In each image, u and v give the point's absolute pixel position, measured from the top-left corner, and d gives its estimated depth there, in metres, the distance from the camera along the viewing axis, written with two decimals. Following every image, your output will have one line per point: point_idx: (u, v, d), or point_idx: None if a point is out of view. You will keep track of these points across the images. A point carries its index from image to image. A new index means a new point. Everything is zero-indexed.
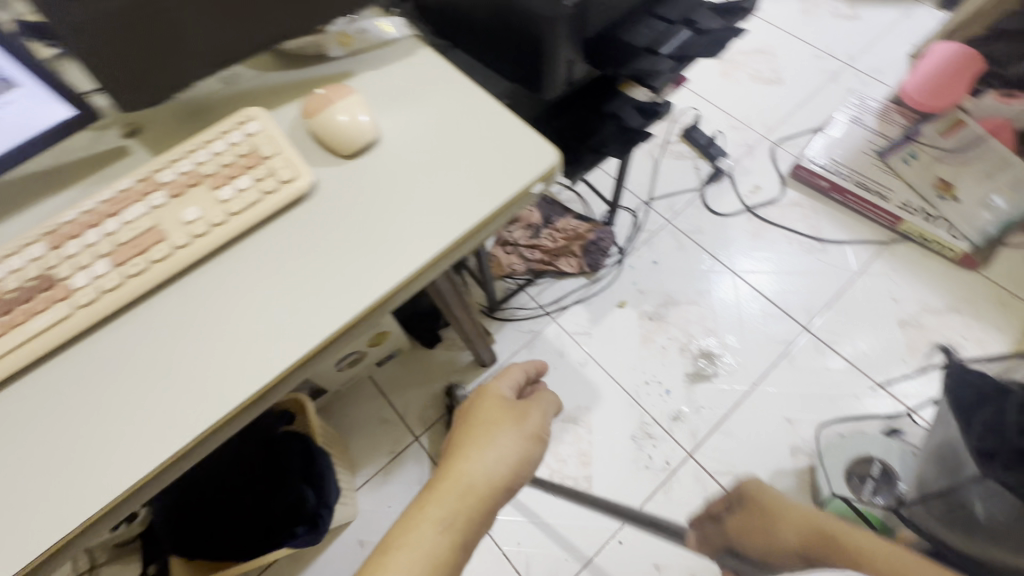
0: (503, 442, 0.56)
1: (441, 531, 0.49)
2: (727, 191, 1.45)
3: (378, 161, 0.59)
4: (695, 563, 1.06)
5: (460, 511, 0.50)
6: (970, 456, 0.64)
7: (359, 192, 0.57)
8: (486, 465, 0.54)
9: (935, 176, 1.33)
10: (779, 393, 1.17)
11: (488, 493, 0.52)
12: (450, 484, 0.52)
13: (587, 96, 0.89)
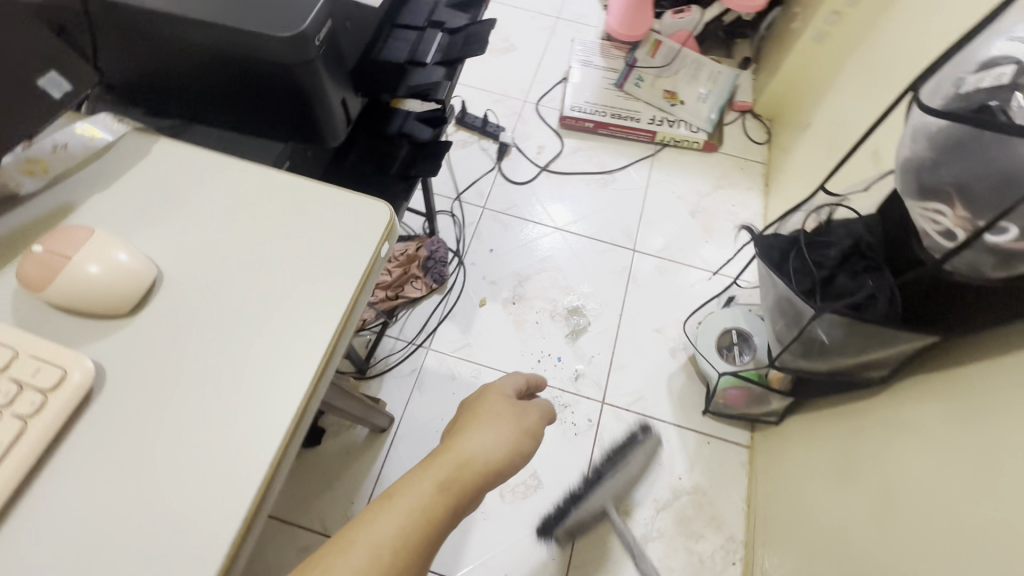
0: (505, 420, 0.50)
1: (430, 499, 0.41)
2: (519, 160, 1.52)
3: (174, 301, 0.46)
4: (655, 489, 1.12)
5: (456, 482, 0.43)
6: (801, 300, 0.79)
7: (171, 349, 0.44)
8: (488, 443, 0.47)
9: (661, 90, 1.60)
10: (641, 313, 1.32)
11: (486, 472, 0.46)
12: (449, 453, 0.45)
13: (369, 127, 0.84)
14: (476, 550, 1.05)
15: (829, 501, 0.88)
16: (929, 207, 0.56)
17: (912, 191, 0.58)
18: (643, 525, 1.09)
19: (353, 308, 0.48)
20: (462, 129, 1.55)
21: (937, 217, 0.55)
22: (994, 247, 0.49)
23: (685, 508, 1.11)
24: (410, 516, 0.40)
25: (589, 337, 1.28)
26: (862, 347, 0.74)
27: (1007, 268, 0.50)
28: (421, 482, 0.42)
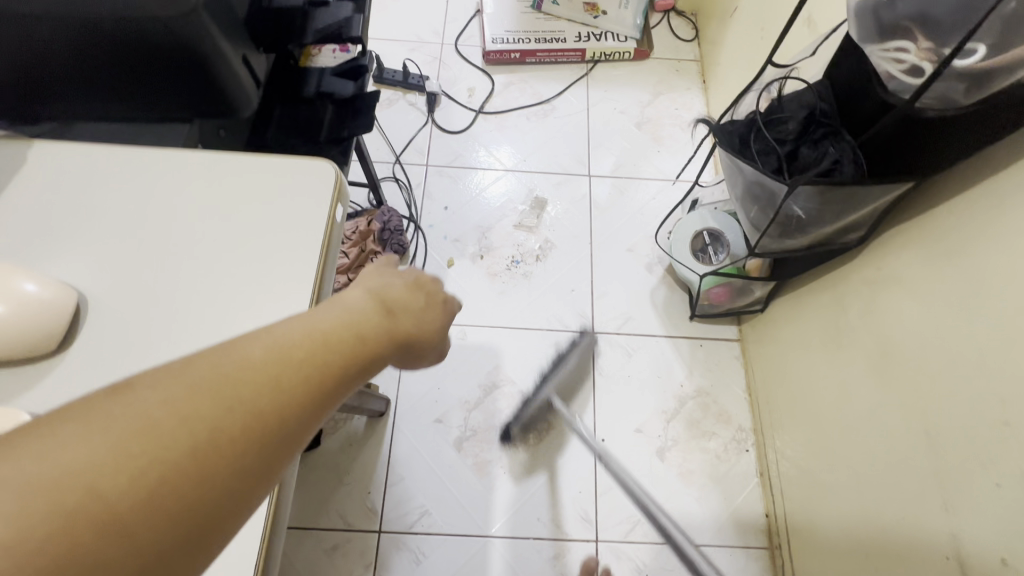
0: (433, 307, 0.40)
1: (349, 340, 0.31)
2: (452, 108, 1.43)
3: (110, 322, 0.39)
4: (661, 401, 1.14)
5: (378, 339, 0.33)
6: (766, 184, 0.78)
7: (124, 376, 0.38)
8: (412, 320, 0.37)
9: (580, 3, 1.51)
10: (610, 236, 1.29)
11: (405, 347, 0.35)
12: (370, 306, 0.34)
13: (281, 95, 0.75)
14: (505, 503, 1.05)
15: (829, 365, 0.91)
16: (888, 48, 0.53)
17: (866, 37, 0.55)
18: (657, 438, 1.11)
19: (323, 283, 0.42)
20: (383, 87, 1.44)
21: (899, 56, 0.53)
22: (963, 71, 0.48)
23: (692, 412, 1.14)
24: (324, 345, 0.30)
25: (564, 272, 1.25)
26: (839, 212, 0.73)
27: (979, 90, 0.49)
28: (338, 323, 0.31)
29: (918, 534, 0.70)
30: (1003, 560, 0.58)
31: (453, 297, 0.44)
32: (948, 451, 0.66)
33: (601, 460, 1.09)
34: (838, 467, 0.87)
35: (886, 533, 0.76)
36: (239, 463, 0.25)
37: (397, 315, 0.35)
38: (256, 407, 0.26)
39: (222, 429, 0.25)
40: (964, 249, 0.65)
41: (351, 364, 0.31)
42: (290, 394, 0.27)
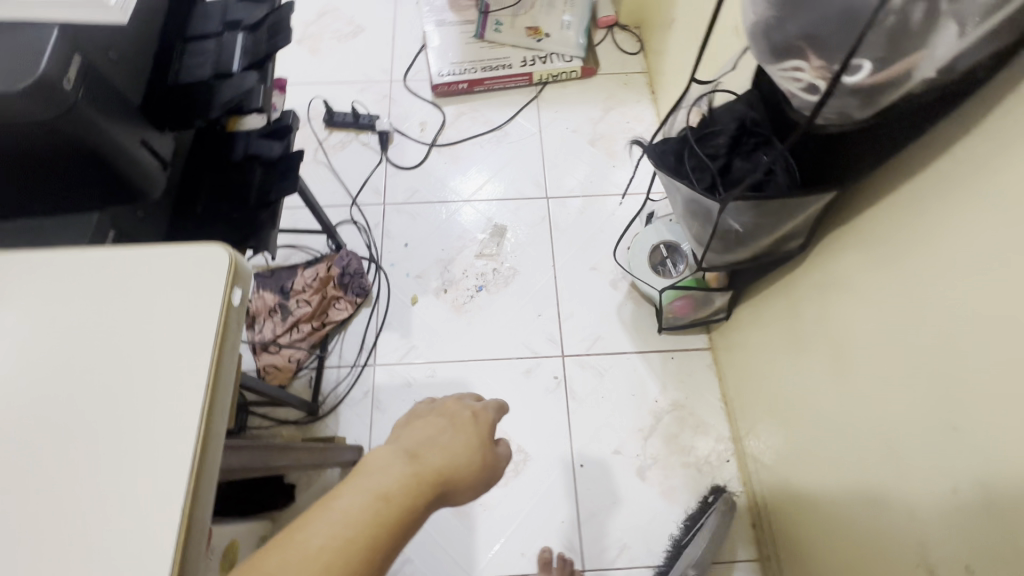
0: (456, 451, 0.46)
1: (369, 519, 0.38)
2: (405, 144, 1.43)
3: (11, 432, 0.40)
4: (637, 421, 1.13)
5: (400, 500, 0.40)
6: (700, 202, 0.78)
7: (42, 488, 0.38)
8: (437, 467, 0.44)
9: (522, 28, 1.53)
10: (572, 256, 1.29)
11: (428, 500, 0.41)
12: (393, 467, 0.41)
13: (206, 161, 0.74)
14: (486, 540, 1.03)
15: (798, 380, 0.88)
16: (785, 67, 0.54)
17: (764, 54, 0.55)
18: (637, 458, 1.10)
19: (223, 366, 0.43)
20: (335, 130, 1.44)
21: (797, 75, 0.53)
22: (854, 87, 0.48)
23: (669, 426, 1.12)
24: (348, 536, 0.36)
25: (530, 297, 1.25)
26: (776, 221, 0.73)
27: (874, 104, 0.50)
28: (362, 500, 0.38)
29: (892, 552, 0.68)
30: (967, 567, 0.57)
31: (481, 416, 0.51)
32: (908, 465, 0.65)
33: (581, 486, 1.07)
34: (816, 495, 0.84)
35: (863, 551, 0.74)
36: None
37: (419, 473, 0.42)
38: None
39: None
40: (903, 253, 0.64)
41: (375, 537, 0.37)
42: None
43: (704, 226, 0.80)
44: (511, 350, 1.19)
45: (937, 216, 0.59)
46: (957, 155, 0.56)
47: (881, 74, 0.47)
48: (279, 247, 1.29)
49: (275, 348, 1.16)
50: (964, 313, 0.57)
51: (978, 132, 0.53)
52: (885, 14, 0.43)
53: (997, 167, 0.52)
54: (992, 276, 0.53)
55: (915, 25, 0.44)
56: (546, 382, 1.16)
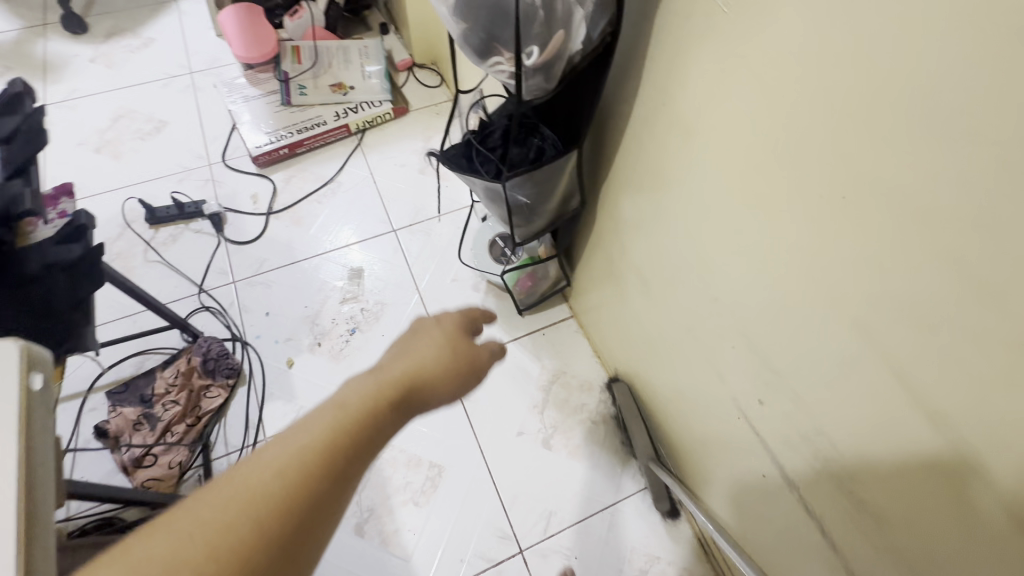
0: (420, 356, 0.51)
1: (328, 424, 0.41)
2: (240, 219, 1.44)
3: None
4: (530, 398, 1.22)
5: (363, 404, 0.44)
6: (489, 193, 0.90)
7: None
8: (398, 374, 0.49)
9: (327, 86, 1.61)
10: (432, 274, 1.37)
11: (393, 397, 0.46)
12: (356, 384, 0.46)
13: None
14: (424, 559, 1.05)
15: (634, 315, 1.03)
16: (492, 63, 0.67)
17: (473, 57, 0.68)
18: (539, 432, 1.18)
19: (31, 422, 0.44)
20: (161, 226, 1.40)
21: (500, 67, 0.66)
22: (534, 67, 0.64)
23: (559, 394, 1.23)
24: (312, 439, 0.40)
25: (403, 325, 1.30)
26: (547, 186, 0.89)
27: (556, 79, 0.67)
28: (324, 411, 0.43)
29: (724, 418, 0.84)
30: (761, 401, 0.73)
31: (444, 321, 0.56)
32: (713, 343, 0.80)
33: (500, 473, 1.14)
34: (675, 402, 0.99)
35: (713, 431, 0.89)
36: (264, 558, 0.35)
37: (382, 384, 0.47)
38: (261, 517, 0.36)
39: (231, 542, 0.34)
40: (652, 186, 0.82)
41: (339, 435, 0.41)
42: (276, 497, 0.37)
43: (500, 210, 0.92)
44: None
45: (658, 147, 0.77)
46: (652, 96, 0.74)
47: (548, 54, 0.64)
48: (128, 356, 1.22)
49: (151, 461, 1.08)
50: (700, 212, 0.73)
51: (658, 77, 0.72)
52: (533, 7, 0.61)
53: (678, 98, 0.69)
54: (696, 180, 0.71)
55: (557, 12, 0.62)
56: None
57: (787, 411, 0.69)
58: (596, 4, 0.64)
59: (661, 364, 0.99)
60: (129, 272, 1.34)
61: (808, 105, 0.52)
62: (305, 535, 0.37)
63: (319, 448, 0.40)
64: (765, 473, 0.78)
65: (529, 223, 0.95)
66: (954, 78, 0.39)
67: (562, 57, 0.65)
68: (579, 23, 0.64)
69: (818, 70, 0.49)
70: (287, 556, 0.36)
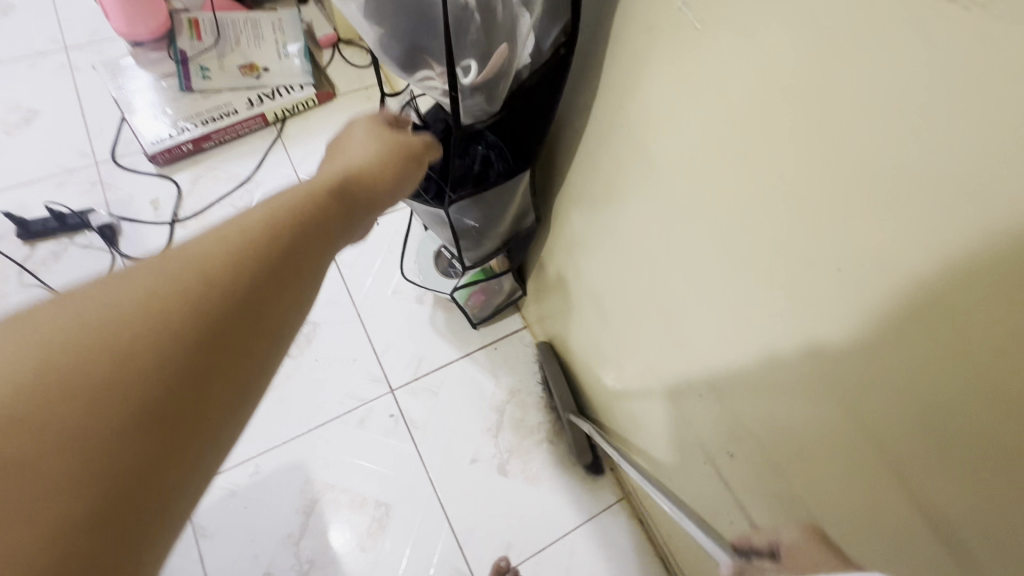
0: (359, 154, 0.53)
1: (271, 204, 0.41)
2: (138, 229, 1.23)
3: None
4: (483, 421, 1.14)
5: (302, 190, 0.44)
6: (430, 213, 0.76)
7: None
8: (336, 169, 0.49)
9: (234, 67, 1.39)
10: (370, 287, 1.24)
11: (339, 177, 0.48)
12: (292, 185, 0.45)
13: None
14: None
15: (593, 337, 0.95)
16: (419, 79, 0.54)
17: (396, 70, 0.54)
18: (493, 458, 1.11)
19: None
20: (40, 241, 1.19)
21: (429, 85, 0.53)
22: (472, 86, 0.51)
23: (513, 415, 1.15)
24: (245, 221, 0.39)
25: (339, 347, 1.17)
26: (497, 204, 0.76)
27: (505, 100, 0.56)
28: (256, 204, 0.41)
29: (687, 458, 0.78)
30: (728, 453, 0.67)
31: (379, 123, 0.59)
32: (677, 384, 0.73)
33: (452, 506, 1.06)
34: (636, 431, 0.93)
35: (675, 466, 0.83)
36: (218, 309, 0.34)
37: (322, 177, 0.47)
38: (211, 265, 0.35)
39: (176, 299, 0.33)
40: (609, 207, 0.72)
41: (285, 207, 0.41)
42: (227, 260, 0.36)
43: (444, 231, 0.79)
44: (336, 407, 1.12)
45: (616, 168, 0.67)
46: (607, 109, 0.63)
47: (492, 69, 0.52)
48: None
49: None
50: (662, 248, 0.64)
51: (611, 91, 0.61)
52: (468, 11, 0.48)
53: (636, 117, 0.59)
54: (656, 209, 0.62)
55: (499, 19, 0.50)
56: (383, 424, 1.11)
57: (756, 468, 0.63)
58: (544, 8, 0.52)
59: (621, 391, 0.92)
60: (3, 299, 1.13)
61: (786, 150, 0.42)
62: (262, 292, 0.37)
63: (258, 218, 0.39)
64: (731, 519, 0.72)
65: (480, 243, 0.83)
66: (973, 149, 0.30)
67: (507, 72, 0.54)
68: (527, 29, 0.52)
69: (803, 111, 0.40)
70: (234, 331, 0.35)
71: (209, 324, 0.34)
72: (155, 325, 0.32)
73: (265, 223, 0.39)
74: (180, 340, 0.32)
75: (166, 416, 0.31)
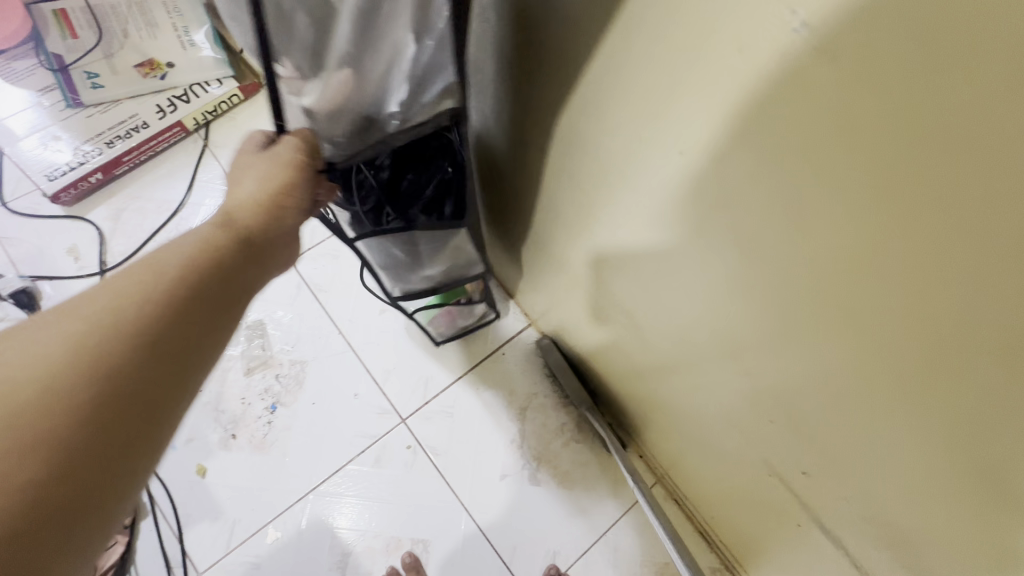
0: (244, 181, 0.48)
1: (162, 277, 0.41)
2: (63, 288, 1.04)
3: None
4: (505, 433, 1.08)
5: (192, 262, 0.43)
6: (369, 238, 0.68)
7: None
8: (228, 218, 0.46)
9: (129, 67, 1.14)
10: (354, 311, 1.12)
11: (233, 236, 0.46)
12: (191, 236, 0.45)
13: None
14: None
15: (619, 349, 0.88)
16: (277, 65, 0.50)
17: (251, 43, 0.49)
18: (522, 469, 1.06)
19: None
20: None
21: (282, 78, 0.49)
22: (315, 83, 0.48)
23: (534, 420, 1.09)
24: (137, 302, 0.39)
25: (334, 383, 1.07)
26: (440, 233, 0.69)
27: (362, 138, 0.56)
28: (152, 271, 0.41)
29: (747, 467, 0.74)
30: (804, 472, 0.63)
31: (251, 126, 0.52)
32: (743, 405, 0.67)
33: (489, 527, 1.02)
34: (675, 435, 0.89)
35: (725, 468, 0.80)
36: (112, 405, 0.37)
37: (226, 232, 0.46)
38: (99, 360, 0.37)
39: (69, 391, 0.36)
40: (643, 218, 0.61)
41: (174, 288, 0.41)
42: (115, 345, 0.38)
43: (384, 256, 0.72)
44: (346, 450, 1.03)
45: None
46: None
47: (348, 97, 0.51)
48: None
49: None
50: None
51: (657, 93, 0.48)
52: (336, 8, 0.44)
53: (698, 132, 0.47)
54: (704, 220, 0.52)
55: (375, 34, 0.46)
56: (401, 458, 1.04)
57: (840, 491, 0.59)
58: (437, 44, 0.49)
59: (658, 397, 0.87)
60: None
61: None
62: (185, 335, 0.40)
63: (150, 300, 0.39)
64: (799, 522, 0.70)
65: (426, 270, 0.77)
66: None
67: (373, 109, 0.53)
68: (404, 89, 0.52)
69: None
70: (160, 375, 0.39)
71: (114, 384, 0.37)
72: (47, 390, 0.35)
73: (167, 271, 0.41)
74: (95, 386, 0.36)
75: (99, 419, 0.36)
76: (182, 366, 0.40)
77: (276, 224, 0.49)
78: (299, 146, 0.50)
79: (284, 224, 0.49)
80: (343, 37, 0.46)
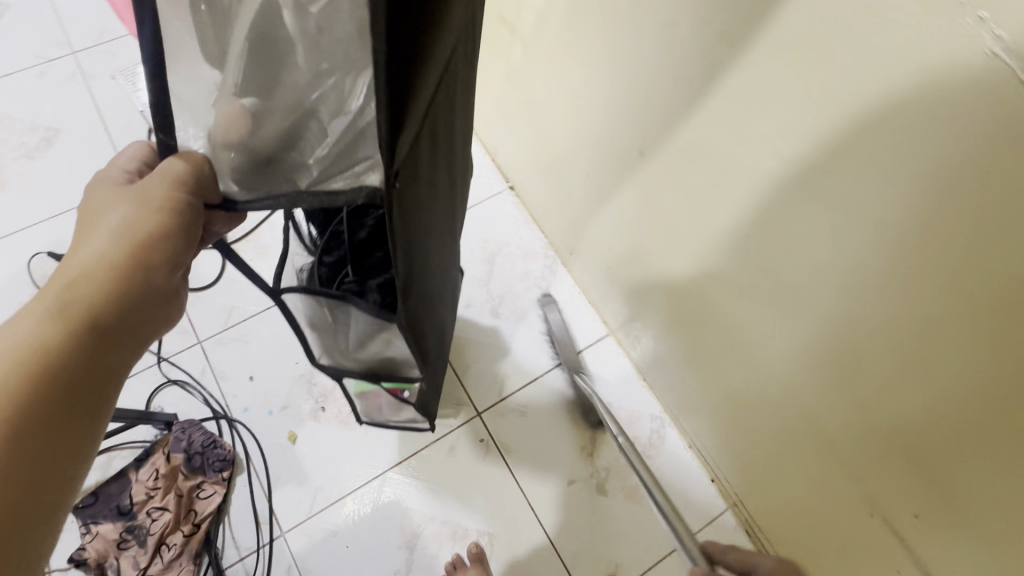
0: (111, 241, 0.40)
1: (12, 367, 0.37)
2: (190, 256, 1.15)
3: None
4: (578, 440, 1.08)
5: (51, 347, 0.37)
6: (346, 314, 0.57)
7: None
8: (62, 291, 0.38)
9: None
10: None
11: (90, 317, 0.38)
12: (30, 319, 0.38)
13: None
14: None
15: (716, 364, 0.89)
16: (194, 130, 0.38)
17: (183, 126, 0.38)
18: (591, 477, 1.06)
19: None
20: None
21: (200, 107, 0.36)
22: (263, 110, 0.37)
23: (607, 431, 1.09)
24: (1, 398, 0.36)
25: None
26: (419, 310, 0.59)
27: (264, 180, 0.41)
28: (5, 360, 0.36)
29: (845, 499, 0.73)
30: (920, 511, 0.64)
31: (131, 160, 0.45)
32: (858, 437, 0.68)
33: (555, 530, 1.03)
34: (762, 459, 0.88)
35: (817, 501, 0.78)
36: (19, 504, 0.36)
37: (74, 312, 0.38)
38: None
39: None
40: (779, 219, 0.63)
41: (44, 381, 0.37)
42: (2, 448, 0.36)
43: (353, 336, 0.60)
44: (425, 436, 1.07)
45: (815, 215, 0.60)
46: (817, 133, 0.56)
47: (255, 124, 0.37)
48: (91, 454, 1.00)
49: None
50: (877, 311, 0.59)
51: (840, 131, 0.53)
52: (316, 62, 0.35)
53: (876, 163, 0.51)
54: (859, 219, 0.55)
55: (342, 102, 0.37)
56: (475, 450, 1.06)
57: (961, 532, 0.60)
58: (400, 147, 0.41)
59: (752, 417, 0.86)
60: None
61: None
62: (98, 343, 0.39)
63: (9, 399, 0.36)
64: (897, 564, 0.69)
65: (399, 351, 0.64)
66: None
67: (292, 149, 0.39)
68: (340, 132, 0.39)
69: None
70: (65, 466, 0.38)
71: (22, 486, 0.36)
72: None
73: (41, 362, 0.37)
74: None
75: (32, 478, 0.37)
76: (97, 380, 0.39)
77: (156, 296, 0.41)
78: (195, 172, 0.39)
79: (160, 292, 0.41)
80: (278, 54, 0.35)
